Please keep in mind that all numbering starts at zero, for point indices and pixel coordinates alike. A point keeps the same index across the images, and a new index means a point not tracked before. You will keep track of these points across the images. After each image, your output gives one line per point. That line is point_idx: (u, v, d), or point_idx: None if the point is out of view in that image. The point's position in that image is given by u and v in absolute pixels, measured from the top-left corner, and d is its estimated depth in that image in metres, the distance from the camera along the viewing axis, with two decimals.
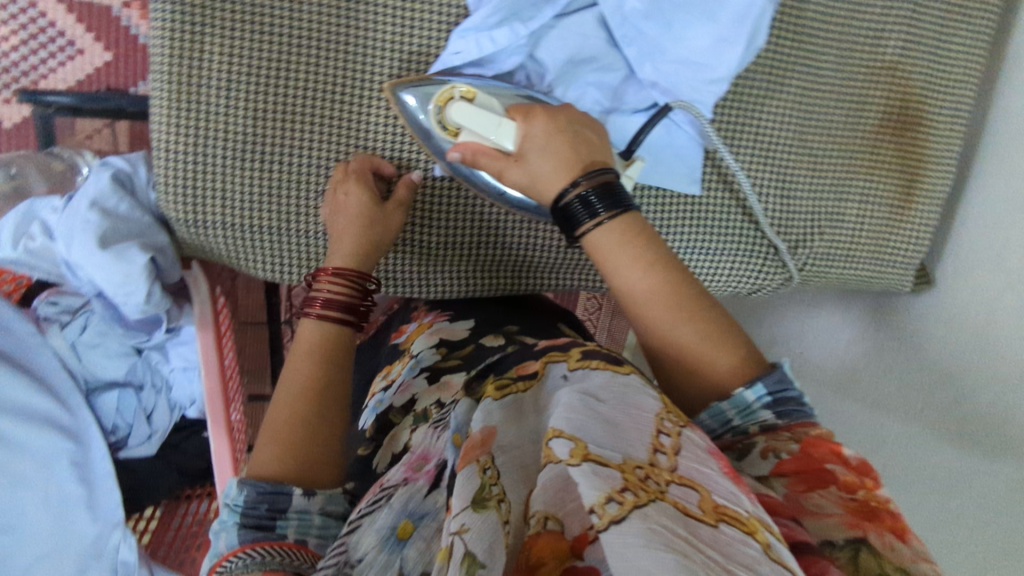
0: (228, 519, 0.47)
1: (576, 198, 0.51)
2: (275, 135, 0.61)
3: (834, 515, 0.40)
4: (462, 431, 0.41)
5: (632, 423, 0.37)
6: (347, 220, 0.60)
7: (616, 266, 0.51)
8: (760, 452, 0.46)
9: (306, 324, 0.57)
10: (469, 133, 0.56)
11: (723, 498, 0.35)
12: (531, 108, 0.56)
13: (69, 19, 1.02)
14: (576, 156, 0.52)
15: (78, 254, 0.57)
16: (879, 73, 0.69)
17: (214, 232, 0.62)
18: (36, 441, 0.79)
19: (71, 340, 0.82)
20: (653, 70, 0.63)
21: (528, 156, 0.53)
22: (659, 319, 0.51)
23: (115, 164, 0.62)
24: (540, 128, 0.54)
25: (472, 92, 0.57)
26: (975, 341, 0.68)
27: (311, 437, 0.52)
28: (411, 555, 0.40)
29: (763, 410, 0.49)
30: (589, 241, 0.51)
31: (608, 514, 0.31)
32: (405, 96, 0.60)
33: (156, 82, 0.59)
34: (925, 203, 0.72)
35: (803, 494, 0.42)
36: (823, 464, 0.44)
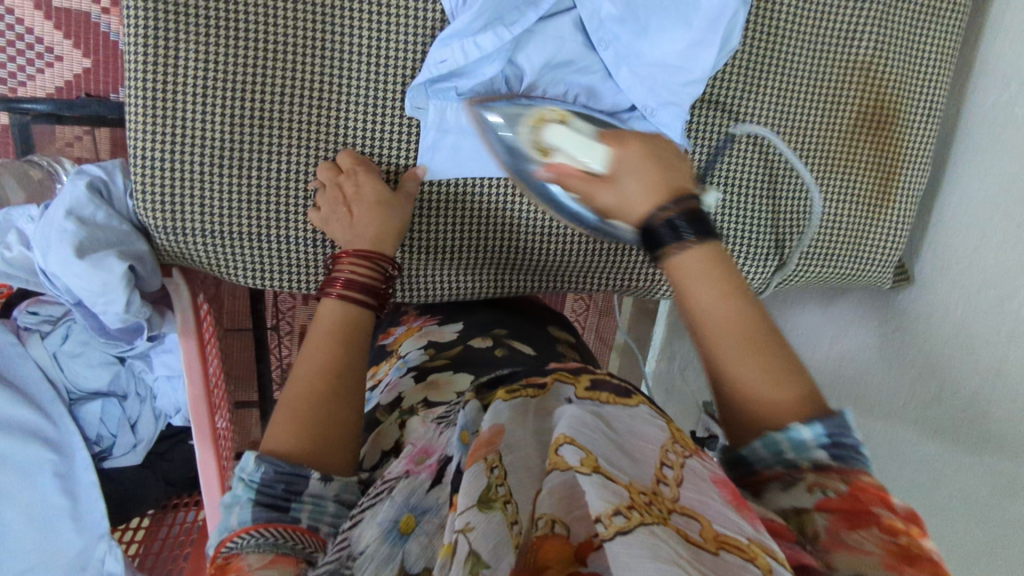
0: (242, 494, 0.45)
1: (665, 223, 0.45)
2: (253, 142, 0.61)
3: (871, 554, 0.36)
4: (469, 429, 0.42)
5: (639, 452, 0.39)
6: (362, 207, 0.60)
7: (691, 289, 0.45)
8: (805, 486, 0.41)
9: (326, 302, 0.56)
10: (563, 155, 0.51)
11: (723, 527, 0.34)
12: (623, 134, 0.51)
13: (46, 26, 1.01)
14: (665, 181, 0.47)
15: (55, 263, 0.56)
16: (853, 72, 0.70)
17: (195, 241, 0.62)
18: (19, 453, 0.78)
19: (53, 350, 0.82)
20: (630, 74, 0.63)
21: (620, 178, 0.48)
22: (732, 352, 0.44)
23: (92, 172, 0.61)
24: (634, 152, 0.49)
25: (565, 116, 0.55)
26: (954, 335, 0.69)
27: (327, 422, 0.49)
28: (413, 549, 0.39)
29: (820, 449, 0.42)
30: (674, 266, 0.45)
31: (615, 525, 0.31)
32: (491, 114, 0.59)
33: (131, 89, 0.58)
34: (901, 200, 0.73)
35: (843, 530, 0.38)
36: (870, 507, 0.38)
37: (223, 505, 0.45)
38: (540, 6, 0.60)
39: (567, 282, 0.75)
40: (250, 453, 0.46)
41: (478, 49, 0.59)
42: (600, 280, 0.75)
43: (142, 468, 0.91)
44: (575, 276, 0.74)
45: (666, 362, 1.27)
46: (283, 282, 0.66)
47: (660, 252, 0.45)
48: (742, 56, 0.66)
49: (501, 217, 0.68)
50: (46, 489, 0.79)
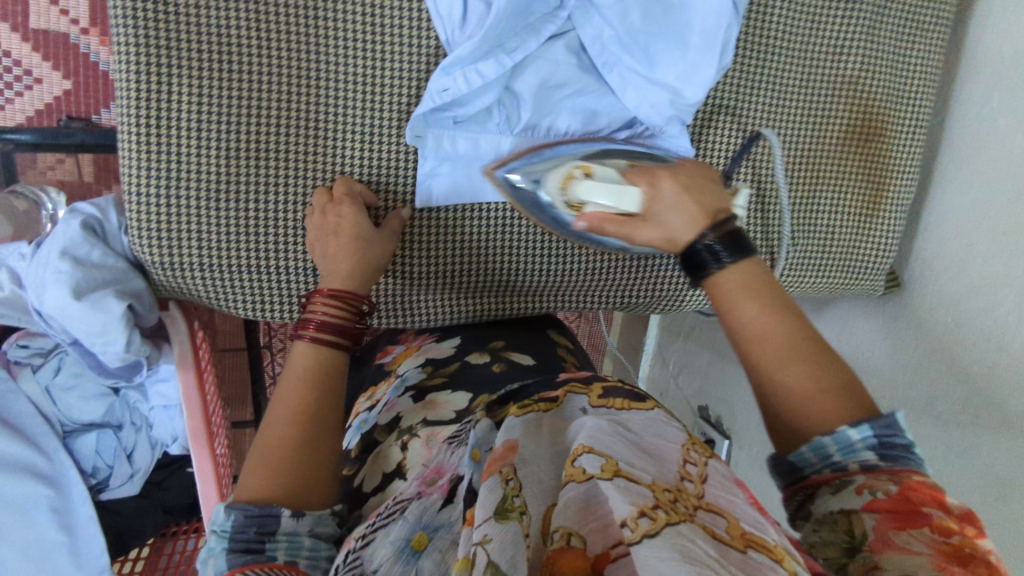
0: (216, 545, 0.45)
1: (704, 246, 0.52)
2: (250, 173, 0.61)
3: (921, 554, 0.37)
4: (481, 446, 0.42)
5: (661, 452, 0.40)
6: (340, 242, 0.59)
7: (733, 301, 0.50)
8: (854, 488, 0.42)
9: (298, 343, 0.55)
10: (593, 205, 0.54)
11: (750, 525, 0.35)
12: (649, 172, 0.56)
13: (24, 48, 0.99)
14: (704, 210, 0.54)
15: (51, 305, 0.55)
16: (841, 87, 0.71)
17: (193, 274, 0.61)
18: (12, 489, 0.77)
19: (45, 384, 0.81)
20: (635, 94, 0.64)
21: (659, 214, 0.54)
22: (770, 356, 0.47)
23: (84, 210, 0.60)
24: (668, 189, 0.54)
25: (589, 166, 0.56)
26: (946, 337, 0.70)
27: (301, 465, 0.48)
28: (426, 566, 0.40)
29: (867, 451, 0.43)
30: (716, 286, 0.51)
31: (642, 528, 0.32)
32: (509, 175, 0.63)
33: (123, 124, 0.57)
34: (891, 209, 0.74)
35: (892, 529, 0.39)
36: (920, 507, 0.39)
37: (200, 560, 0.45)
38: (542, 32, 0.61)
39: (560, 302, 0.75)
40: (220, 503, 0.46)
41: (481, 77, 0.59)
42: (594, 298, 0.76)
43: (140, 499, 0.90)
44: (568, 295, 0.74)
45: (660, 366, 1.28)
46: (279, 314, 0.65)
47: (705, 273, 0.52)
48: (731, 74, 0.67)
49: (488, 240, 0.68)
50: (43, 524, 0.78)
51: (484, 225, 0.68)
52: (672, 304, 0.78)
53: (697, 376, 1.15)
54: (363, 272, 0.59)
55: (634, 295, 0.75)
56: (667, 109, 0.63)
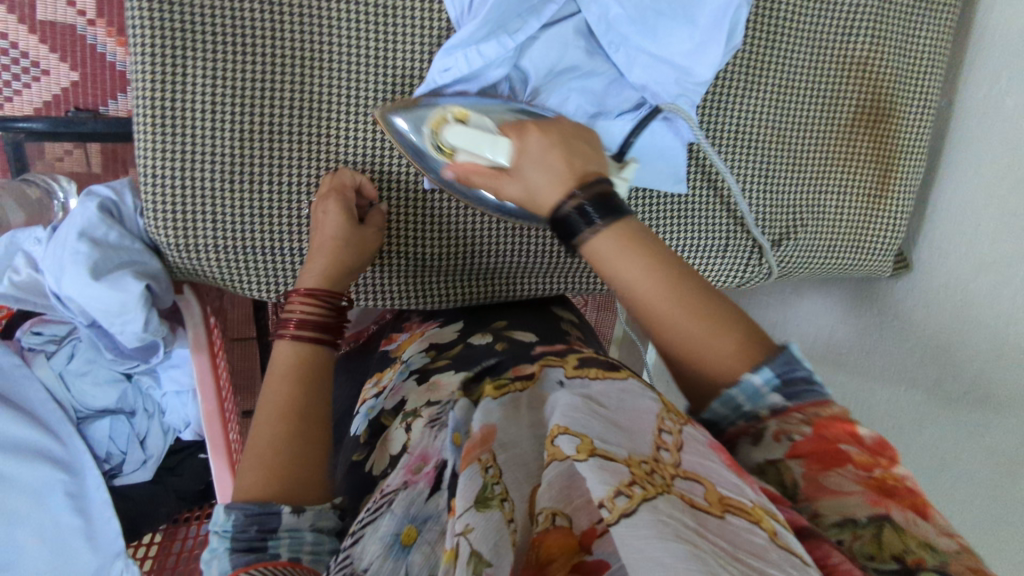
0: (218, 546, 0.44)
1: (574, 210, 0.48)
2: (263, 156, 0.61)
3: (854, 494, 0.39)
4: (461, 430, 0.44)
5: (636, 423, 0.41)
6: (322, 238, 0.59)
7: (619, 264, 0.48)
8: (771, 436, 0.44)
9: (280, 344, 0.55)
10: (466, 154, 0.53)
11: (728, 490, 0.36)
12: (524, 124, 0.53)
13: (32, 40, 1.00)
14: (573, 170, 0.50)
15: (70, 286, 0.56)
16: (851, 66, 0.71)
17: (206, 256, 0.61)
18: (28, 474, 0.77)
19: (59, 370, 0.81)
20: (642, 72, 0.64)
21: (525, 169, 0.51)
22: (660, 317, 0.47)
23: (101, 193, 0.60)
24: (535, 142, 0.51)
25: (464, 112, 0.55)
26: (955, 318, 0.71)
27: (298, 459, 0.49)
28: (417, 560, 0.42)
29: (773, 394, 0.45)
30: (588, 249, 0.48)
31: (619, 508, 0.32)
32: (398, 120, 0.59)
33: (139, 107, 0.58)
34: (900, 190, 0.75)
35: (820, 472, 0.41)
36: (838, 445, 0.42)
37: (203, 561, 0.45)
38: (544, 13, 0.60)
39: (563, 283, 0.75)
40: (219, 504, 0.45)
41: (482, 57, 0.59)
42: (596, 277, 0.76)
43: (153, 484, 0.91)
44: (568, 275, 0.74)
45: None
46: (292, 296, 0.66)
47: (574, 239, 0.48)
48: (741, 55, 0.67)
49: (482, 224, 0.68)
50: (58, 509, 0.79)
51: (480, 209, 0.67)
52: None
53: None
54: (338, 275, 0.60)
55: None
56: (674, 88, 0.64)
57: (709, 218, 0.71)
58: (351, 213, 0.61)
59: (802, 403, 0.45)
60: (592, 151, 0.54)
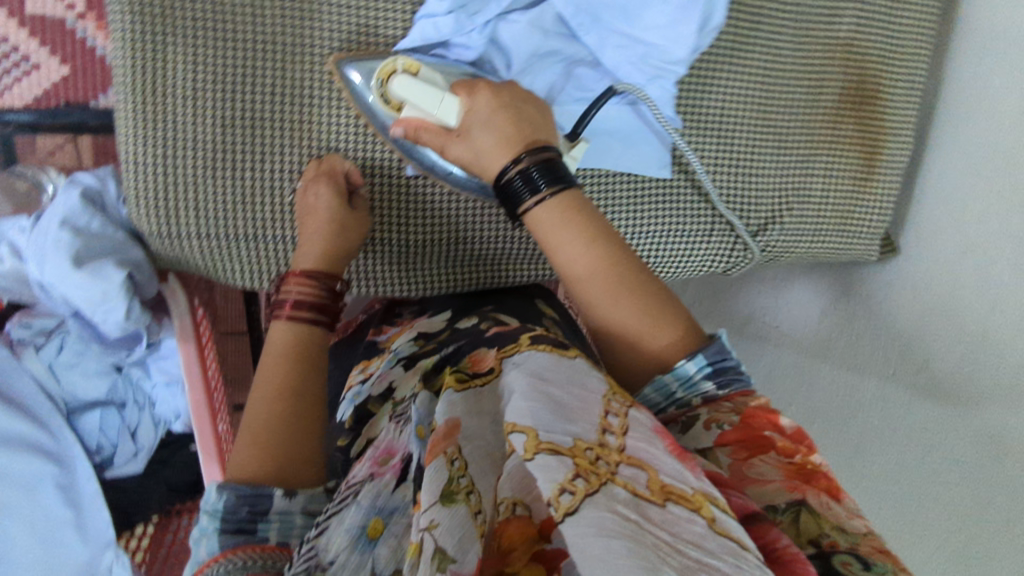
0: (207, 525, 0.43)
1: (517, 174, 0.53)
2: (245, 142, 0.61)
3: (773, 481, 0.45)
4: (424, 423, 0.45)
5: (587, 406, 0.41)
6: (315, 226, 0.59)
7: (562, 240, 0.53)
8: (703, 425, 0.51)
9: (275, 325, 0.55)
10: (412, 108, 0.56)
11: (670, 477, 0.38)
12: (474, 83, 0.57)
13: (22, 34, 1.00)
14: (519, 134, 0.55)
15: (53, 274, 0.56)
16: (836, 50, 0.71)
17: (189, 243, 0.61)
18: (18, 465, 0.77)
19: (48, 361, 0.81)
20: (614, 54, 0.64)
21: (472, 131, 0.55)
22: (597, 295, 0.53)
23: (84, 181, 0.61)
24: (483, 102, 0.56)
25: (415, 66, 0.57)
26: (939, 304, 0.71)
27: (287, 442, 0.48)
28: (383, 554, 0.42)
29: (705, 381, 0.53)
30: (532, 216, 0.53)
31: (563, 506, 0.34)
32: (352, 73, 0.61)
33: (120, 94, 0.58)
34: (886, 174, 0.75)
35: (745, 461, 0.47)
36: (761, 433, 0.49)
37: (191, 538, 0.43)
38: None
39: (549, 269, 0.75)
40: (211, 483, 0.44)
41: (436, 32, 0.60)
42: None
43: (144, 475, 0.91)
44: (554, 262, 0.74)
45: None
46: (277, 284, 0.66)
47: (519, 207, 0.53)
48: (723, 38, 0.67)
49: (467, 212, 0.68)
50: (49, 501, 0.79)
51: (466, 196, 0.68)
52: None
53: None
54: (337, 252, 0.60)
55: None
56: (643, 67, 0.64)
57: (694, 201, 0.71)
58: (342, 198, 0.60)
59: (730, 392, 0.53)
60: (541, 117, 0.57)
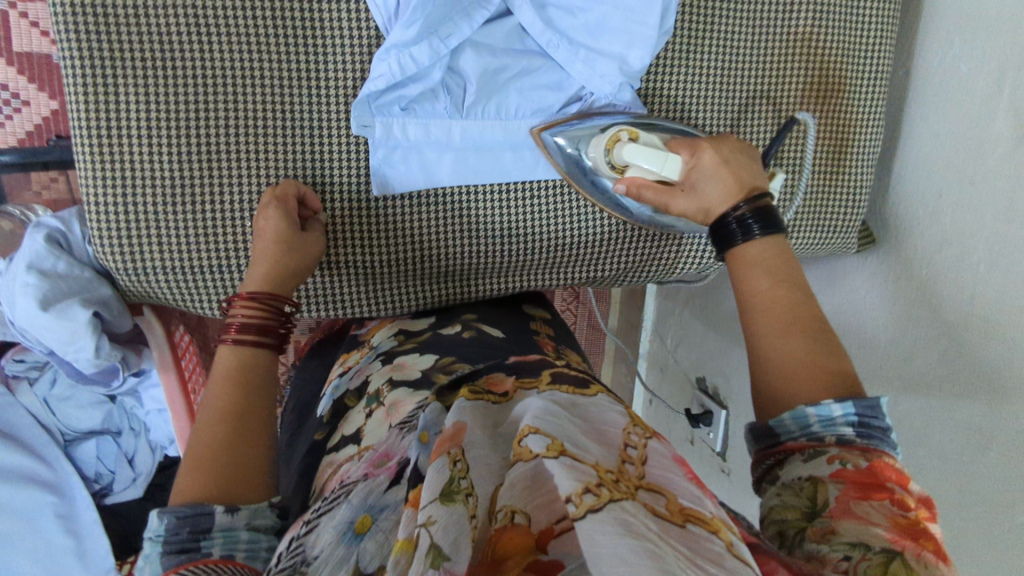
0: (149, 552, 0.42)
1: (734, 219, 0.54)
2: (205, 175, 0.62)
3: (879, 524, 0.39)
4: (430, 430, 0.42)
5: (605, 436, 0.39)
6: (264, 244, 0.59)
7: (748, 273, 0.52)
8: (825, 458, 0.44)
9: (221, 349, 0.55)
10: (637, 170, 0.59)
11: (688, 500, 0.35)
12: (691, 143, 0.59)
13: (10, 71, 1.02)
14: (739, 185, 0.56)
15: (23, 316, 0.59)
16: (795, 45, 0.70)
17: (155, 278, 0.62)
18: (18, 498, 0.80)
19: (42, 396, 0.83)
20: (586, 68, 0.64)
21: (699, 185, 0.57)
22: (771, 326, 0.50)
23: (49, 224, 0.62)
24: (707, 159, 0.57)
25: (636, 134, 0.61)
26: (920, 293, 0.69)
27: (235, 463, 0.48)
28: (369, 548, 0.40)
29: (846, 427, 0.45)
30: (734, 253, 0.54)
31: (586, 504, 0.32)
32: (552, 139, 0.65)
33: (78, 136, 0.59)
34: (857, 165, 0.74)
35: (855, 499, 0.41)
36: (884, 482, 0.42)
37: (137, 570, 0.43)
38: (476, 17, 0.61)
39: (522, 281, 0.75)
40: (153, 509, 0.44)
41: (416, 62, 0.60)
42: (554, 275, 0.75)
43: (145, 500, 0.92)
44: (523, 273, 0.74)
45: (659, 341, 1.28)
46: None
47: (727, 243, 0.54)
48: (675, 41, 0.67)
49: (430, 231, 0.68)
50: (48, 530, 0.81)
51: (424, 215, 0.68)
52: (645, 274, 0.77)
53: (692, 348, 1.14)
54: (286, 275, 0.60)
55: (597, 270, 0.75)
56: (618, 77, 0.64)
57: None
58: (293, 221, 0.61)
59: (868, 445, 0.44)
60: (748, 166, 0.58)
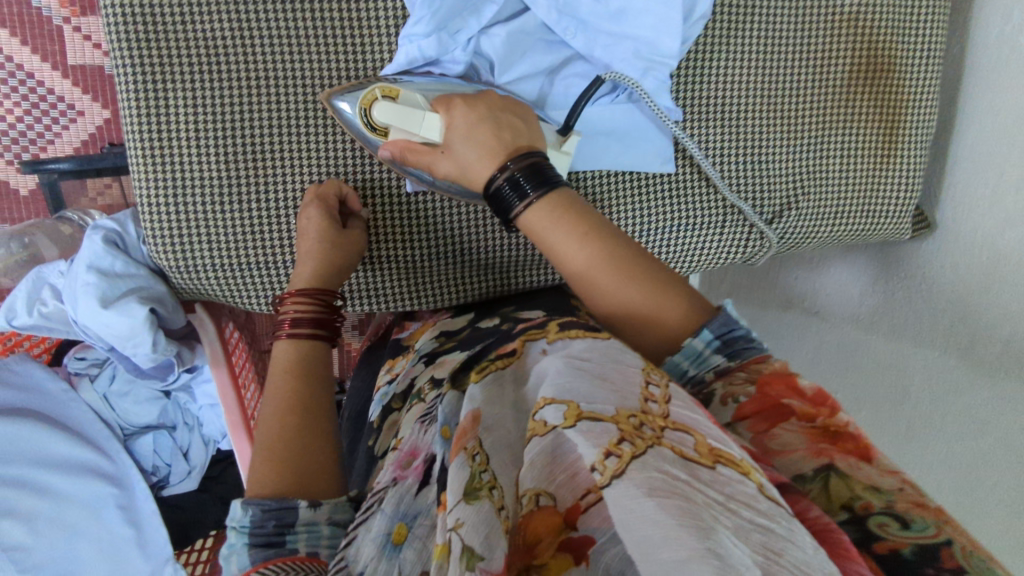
0: (236, 541, 0.44)
1: (504, 181, 0.52)
2: (249, 174, 0.63)
3: (798, 448, 0.42)
4: (451, 423, 0.41)
5: (622, 378, 0.38)
6: (310, 245, 0.61)
7: (554, 239, 0.51)
8: (720, 400, 0.47)
9: (278, 344, 0.56)
10: (395, 131, 0.56)
11: (716, 441, 0.35)
12: (451, 99, 0.56)
13: (65, 84, 1.06)
14: (501, 143, 0.54)
15: (85, 314, 0.62)
16: (841, 27, 0.69)
17: (206, 275, 0.64)
18: (82, 490, 0.84)
19: (102, 392, 0.86)
20: (604, 52, 0.63)
21: (455, 145, 0.55)
22: (604, 283, 0.51)
23: (106, 226, 0.65)
24: (461, 118, 0.55)
25: (393, 90, 0.57)
26: (987, 278, 0.66)
27: (304, 455, 0.48)
28: (409, 556, 0.38)
29: (714, 354, 0.50)
30: (523, 223, 0.52)
31: (609, 469, 0.31)
32: (340, 103, 0.60)
33: (131, 139, 0.61)
34: (908, 149, 0.72)
35: (767, 432, 0.43)
36: (780, 401, 0.45)
37: (222, 558, 0.44)
38: (483, 11, 0.60)
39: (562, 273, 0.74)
40: (236, 500, 0.45)
41: (424, 55, 0.60)
42: None
43: (200, 493, 0.96)
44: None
45: None
46: None
47: (511, 214, 0.52)
48: (714, 27, 0.66)
49: (470, 224, 0.69)
50: (112, 522, 0.85)
51: (461, 208, 0.68)
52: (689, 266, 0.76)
53: None
54: (331, 271, 0.61)
55: None
56: (635, 62, 0.63)
57: (690, 193, 0.70)
58: (333, 220, 0.62)
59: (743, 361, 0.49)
60: (529, 129, 0.57)
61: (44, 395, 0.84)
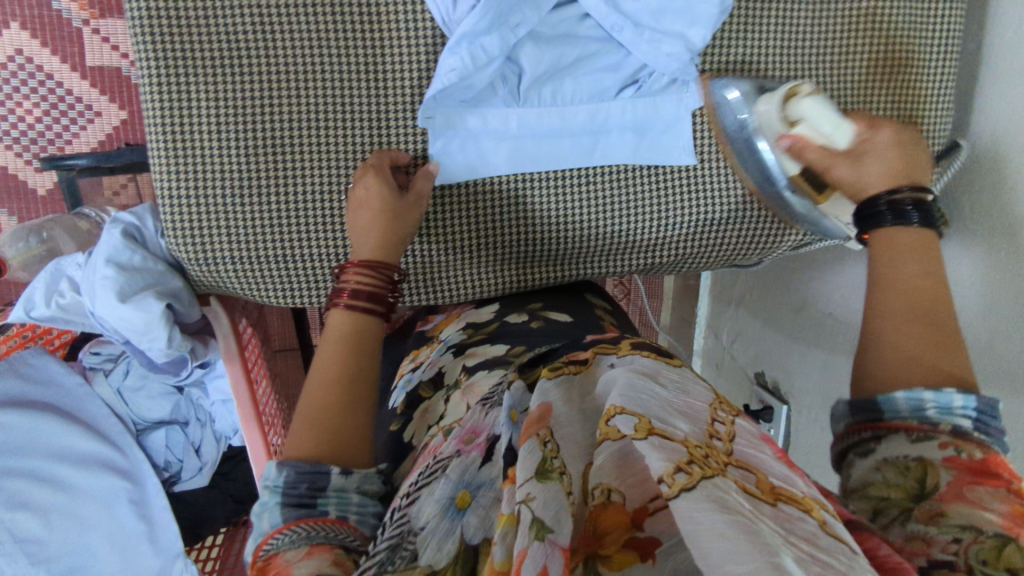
0: (269, 500, 0.45)
1: (887, 204, 0.56)
2: (270, 168, 0.64)
3: (991, 509, 0.38)
4: (517, 408, 0.39)
5: (691, 408, 0.39)
6: (369, 214, 0.60)
7: (893, 258, 0.54)
8: (937, 443, 0.43)
9: (334, 313, 0.56)
10: (807, 127, 0.62)
11: (779, 480, 0.35)
12: (873, 119, 0.62)
13: (84, 85, 1.08)
14: (903, 164, 0.59)
15: (103, 307, 0.62)
16: (859, 21, 0.69)
17: (226, 268, 0.65)
18: (94, 485, 0.83)
19: (116, 386, 0.87)
20: (649, 50, 0.66)
21: (865, 158, 0.60)
22: (893, 308, 0.52)
23: (125, 220, 0.66)
24: (884, 137, 0.60)
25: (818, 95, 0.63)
26: (998, 284, 0.64)
27: (346, 424, 0.49)
28: (473, 522, 0.38)
29: (964, 418, 0.44)
30: (878, 236, 0.56)
31: (678, 484, 0.30)
32: (726, 86, 0.67)
33: (152, 131, 0.62)
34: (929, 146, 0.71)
35: (967, 484, 0.40)
36: (1002, 472, 0.41)
37: (253, 514, 0.45)
38: (543, 5, 0.63)
39: (580, 270, 0.75)
40: (271, 462, 0.47)
41: (486, 53, 0.61)
42: (611, 263, 0.75)
43: (210, 489, 0.96)
44: (582, 261, 0.74)
45: (713, 337, 1.24)
46: (309, 297, 0.69)
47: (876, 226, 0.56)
48: (733, 23, 0.67)
49: (493, 219, 0.69)
50: (124, 517, 0.85)
51: (479, 201, 0.68)
52: (704, 262, 0.77)
53: (749, 345, 1.11)
54: (391, 243, 0.60)
55: (655, 258, 0.75)
56: (684, 57, 0.65)
57: (705, 187, 0.71)
58: (390, 189, 0.62)
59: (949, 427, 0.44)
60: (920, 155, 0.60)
61: (58, 390, 0.85)
